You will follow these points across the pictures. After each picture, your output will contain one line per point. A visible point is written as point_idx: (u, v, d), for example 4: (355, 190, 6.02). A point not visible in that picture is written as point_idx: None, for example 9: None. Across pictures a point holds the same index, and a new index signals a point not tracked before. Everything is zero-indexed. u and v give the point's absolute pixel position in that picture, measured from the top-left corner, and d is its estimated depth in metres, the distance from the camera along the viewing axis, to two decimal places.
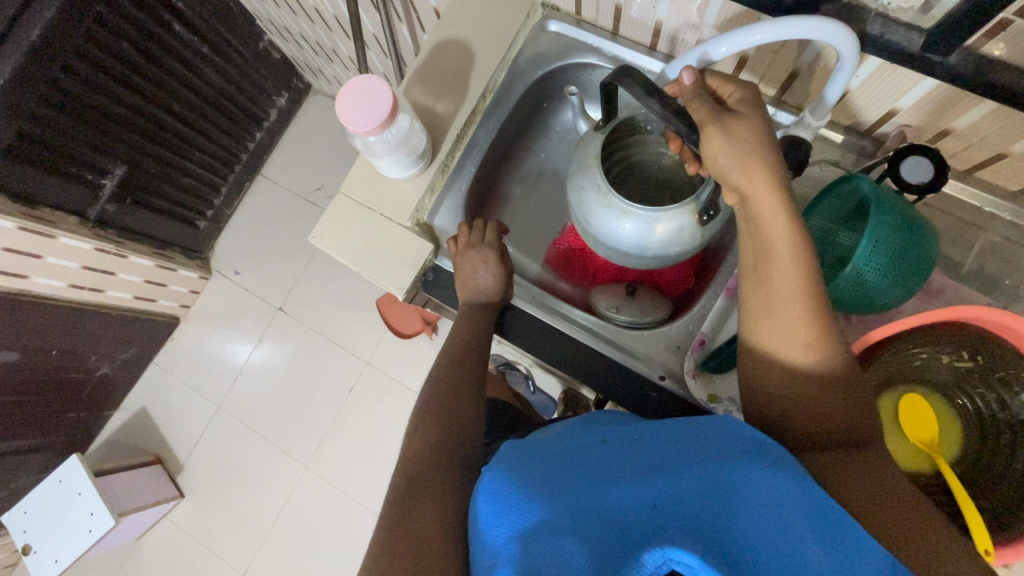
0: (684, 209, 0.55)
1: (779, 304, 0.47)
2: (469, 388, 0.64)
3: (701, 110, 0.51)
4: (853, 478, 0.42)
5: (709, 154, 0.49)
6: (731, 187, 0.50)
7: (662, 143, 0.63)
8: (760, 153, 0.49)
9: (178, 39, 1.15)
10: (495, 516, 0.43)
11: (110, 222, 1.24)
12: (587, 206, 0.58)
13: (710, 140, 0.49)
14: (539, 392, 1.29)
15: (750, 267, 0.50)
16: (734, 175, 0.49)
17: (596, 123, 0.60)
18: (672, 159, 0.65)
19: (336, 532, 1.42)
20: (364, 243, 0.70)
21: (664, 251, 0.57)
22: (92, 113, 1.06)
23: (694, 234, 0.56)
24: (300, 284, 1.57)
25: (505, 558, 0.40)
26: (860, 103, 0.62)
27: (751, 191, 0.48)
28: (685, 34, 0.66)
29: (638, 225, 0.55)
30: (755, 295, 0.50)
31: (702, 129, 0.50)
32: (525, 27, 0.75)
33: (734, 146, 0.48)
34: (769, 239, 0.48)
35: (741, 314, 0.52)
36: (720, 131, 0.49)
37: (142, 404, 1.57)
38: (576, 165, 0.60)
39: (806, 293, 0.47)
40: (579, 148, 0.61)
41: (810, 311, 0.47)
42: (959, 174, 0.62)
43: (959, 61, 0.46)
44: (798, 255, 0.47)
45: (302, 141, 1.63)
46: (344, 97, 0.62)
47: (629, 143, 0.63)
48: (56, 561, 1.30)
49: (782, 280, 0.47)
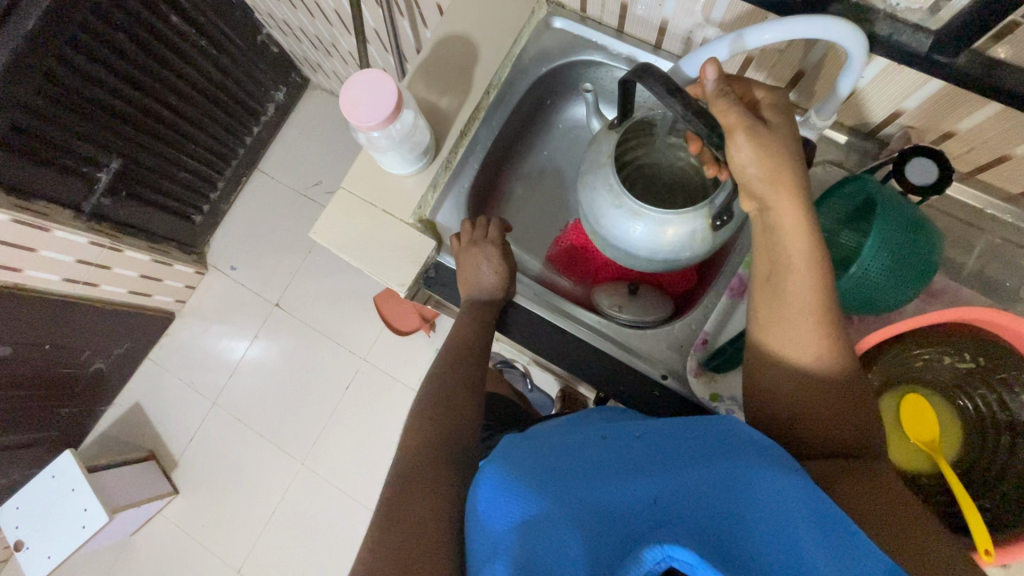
0: (697, 213, 0.54)
1: (791, 313, 0.48)
2: (470, 387, 0.63)
3: (729, 114, 0.48)
4: (853, 485, 0.43)
5: (736, 162, 0.49)
6: (752, 196, 0.50)
7: (677, 144, 0.63)
8: (782, 161, 0.48)
9: (176, 31, 1.14)
10: (494, 505, 0.44)
11: (105, 216, 1.23)
12: (598, 206, 0.58)
13: (738, 149, 0.48)
14: (536, 390, 1.28)
15: (764, 275, 0.50)
16: (760, 185, 0.49)
17: (611, 122, 0.59)
18: (687, 160, 0.64)
19: (332, 528, 1.41)
20: (366, 238, 0.70)
21: (675, 254, 0.57)
22: (86, 105, 1.05)
23: (705, 238, 0.56)
24: (297, 279, 1.56)
25: (503, 550, 0.40)
26: (864, 105, 0.62)
27: (773, 202, 0.48)
28: (692, 33, 0.66)
29: (649, 227, 0.55)
30: (767, 303, 0.50)
31: (729, 135, 0.49)
32: (530, 23, 0.75)
33: (759, 155, 0.48)
34: (786, 249, 0.48)
35: (750, 320, 0.53)
36: (749, 139, 0.48)
37: (137, 400, 1.55)
38: (588, 166, 0.60)
39: (820, 305, 0.47)
40: (592, 147, 0.60)
41: (823, 322, 0.47)
42: (960, 176, 0.63)
43: (969, 62, 0.46)
44: (814, 266, 0.47)
45: (301, 136, 1.62)
46: (348, 91, 0.62)
47: (642, 142, 0.62)
48: (48, 557, 1.28)
49: (797, 292, 0.47)
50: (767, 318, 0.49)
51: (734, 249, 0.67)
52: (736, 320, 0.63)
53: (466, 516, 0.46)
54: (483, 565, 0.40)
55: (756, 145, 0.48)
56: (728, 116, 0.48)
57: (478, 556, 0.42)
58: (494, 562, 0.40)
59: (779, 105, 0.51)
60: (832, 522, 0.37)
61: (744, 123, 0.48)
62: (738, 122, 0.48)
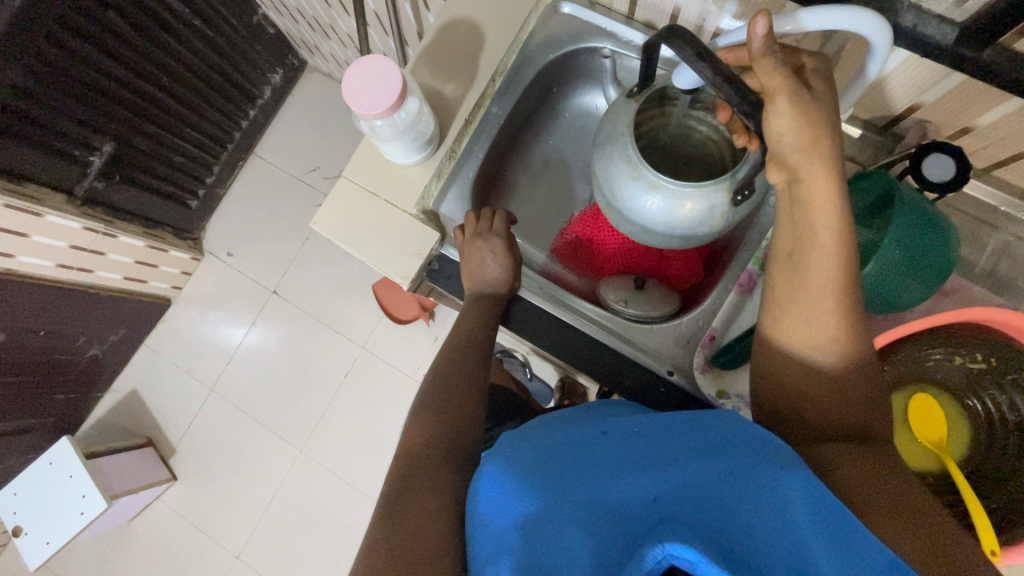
0: (717, 186, 0.53)
1: (810, 292, 0.46)
2: (473, 381, 0.62)
3: (775, 77, 0.45)
4: (865, 466, 0.42)
5: (772, 130, 0.47)
6: (782, 166, 0.48)
7: (696, 115, 0.61)
8: (820, 128, 0.46)
9: (170, 11, 1.11)
10: (496, 499, 0.43)
11: (99, 200, 1.21)
12: (616, 178, 0.57)
13: (778, 115, 0.46)
14: (536, 380, 1.27)
15: (785, 252, 0.49)
16: (794, 155, 0.46)
17: (630, 90, 0.58)
18: (707, 133, 0.63)
19: (331, 514, 1.42)
20: (368, 229, 0.68)
21: (692, 229, 0.56)
22: (78, 86, 1.03)
23: (725, 213, 0.55)
24: (294, 267, 1.54)
25: (506, 546, 0.40)
26: (883, 96, 0.60)
27: (806, 173, 0.46)
28: (706, 20, 0.65)
29: (668, 201, 0.54)
30: (787, 282, 0.48)
31: (770, 100, 0.46)
32: (537, 8, 0.72)
33: (799, 124, 0.45)
34: (812, 226, 0.47)
35: (767, 302, 0.51)
36: (792, 104, 0.45)
37: (133, 386, 1.54)
38: (604, 137, 0.59)
39: (842, 284, 0.46)
40: (610, 117, 0.59)
41: (842, 302, 0.46)
42: (976, 172, 0.61)
43: (996, 55, 0.45)
44: (838, 245, 0.46)
45: (299, 121, 1.59)
46: (351, 77, 0.60)
47: (659, 112, 0.61)
48: (47, 543, 1.28)
49: (819, 269, 0.46)
50: (784, 298, 0.48)
51: (742, 244, 0.66)
52: (745, 316, 0.62)
53: (467, 509, 0.45)
54: (486, 563, 0.40)
55: (797, 112, 0.45)
56: (773, 79, 0.45)
57: (481, 552, 0.41)
58: (497, 559, 0.39)
59: (823, 73, 0.48)
60: (837, 518, 0.36)
61: (788, 87, 0.45)
62: (782, 86, 0.45)
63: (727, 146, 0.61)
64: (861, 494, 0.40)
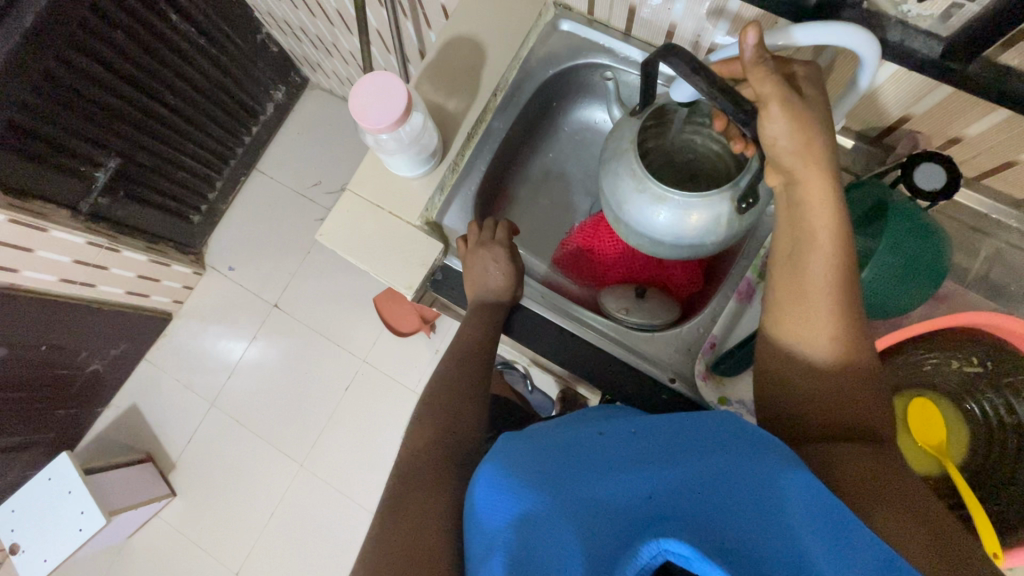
0: (722, 197, 0.54)
1: (809, 293, 0.48)
2: (475, 389, 0.63)
3: (767, 84, 0.46)
4: (863, 464, 0.42)
5: (767, 135, 0.48)
6: (779, 168, 0.49)
7: (697, 128, 0.63)
8: (816, 135, 0.47)
9: (176, 30, 1.13)
10: (490, 500, 0.43)
11: (102, 215, 1.22)
12: (622, 192, 0.58)
13: (773, 120, 0.47)
14: (536, 393, 1.28)
15: (785, 252, 0.50)
16: (789, 157, 0.48)
17: (633, 108, 0.60)
18: (709, 145, 0.64)
19: (332, 530, 1.41)
20: (373, 240, 0.70)
21: (700, 240, 0.57)
22: (84, 103, 1.04)
23: (731, 221, 0.56)
24: (296, 280, 1.55)
25: (500, 545, 0.40)
26: (874, 109, 0.62)
27: (803, 175, 0.48)
28: (700, 38, 0.67)
29: (673, 212, 0.55)
30: (786, 283, 0.50)
31: (763, 106, 0.47)
32: (536, 26, 0.74)
33: (793, 126, 0.47)
34: (811, 226, 0.48)
35: (766, 303, 0.53)
36: (785, 110, 0.47)
37: (134, 401, 1.54)
38: (610, 153, 0.60)
39: (840, 285, 0.47)
40: (614, 134, 0.61)
41: (839, 304, 0.47)
42: (967, 181, 0.63)
43: (980, 68, 0.47)
44: (837, 245, 0.47)
45: (300, 137, 1.61)
46: (359, 91, 0.61)
47: (662, 129, 0.63)
48: (45, 561, 1.27)
49: (817, 269, 0.47)
50: (784, 298, 0.49)
51: (742, 251, 0.67)
52: (744, 324, 0.63)
53: (465, 511, 0.46)
54: (480, 564, 0.40)
55: (791, 117, 0.47)
56: (765, 86, 0.46)
57: (477, 551, 0.42)
58: (491, 561, 0.39)
59: (815, 78, 0.49)
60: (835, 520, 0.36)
61: (781, 94, 0.46)
62: (776, 93, 0.46)
63: (729, 158, 0.62)
64: (861, 495, 0.40)
